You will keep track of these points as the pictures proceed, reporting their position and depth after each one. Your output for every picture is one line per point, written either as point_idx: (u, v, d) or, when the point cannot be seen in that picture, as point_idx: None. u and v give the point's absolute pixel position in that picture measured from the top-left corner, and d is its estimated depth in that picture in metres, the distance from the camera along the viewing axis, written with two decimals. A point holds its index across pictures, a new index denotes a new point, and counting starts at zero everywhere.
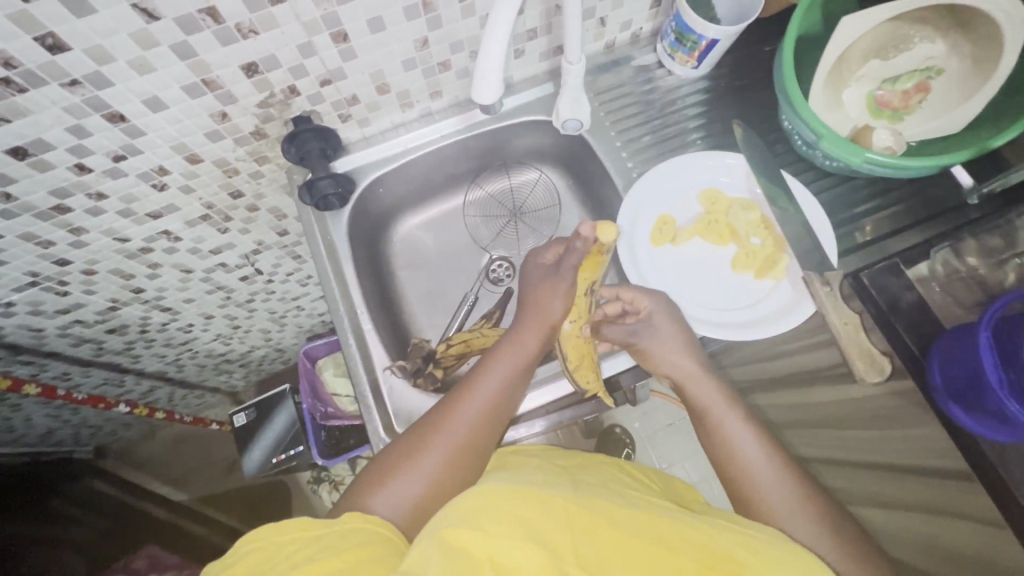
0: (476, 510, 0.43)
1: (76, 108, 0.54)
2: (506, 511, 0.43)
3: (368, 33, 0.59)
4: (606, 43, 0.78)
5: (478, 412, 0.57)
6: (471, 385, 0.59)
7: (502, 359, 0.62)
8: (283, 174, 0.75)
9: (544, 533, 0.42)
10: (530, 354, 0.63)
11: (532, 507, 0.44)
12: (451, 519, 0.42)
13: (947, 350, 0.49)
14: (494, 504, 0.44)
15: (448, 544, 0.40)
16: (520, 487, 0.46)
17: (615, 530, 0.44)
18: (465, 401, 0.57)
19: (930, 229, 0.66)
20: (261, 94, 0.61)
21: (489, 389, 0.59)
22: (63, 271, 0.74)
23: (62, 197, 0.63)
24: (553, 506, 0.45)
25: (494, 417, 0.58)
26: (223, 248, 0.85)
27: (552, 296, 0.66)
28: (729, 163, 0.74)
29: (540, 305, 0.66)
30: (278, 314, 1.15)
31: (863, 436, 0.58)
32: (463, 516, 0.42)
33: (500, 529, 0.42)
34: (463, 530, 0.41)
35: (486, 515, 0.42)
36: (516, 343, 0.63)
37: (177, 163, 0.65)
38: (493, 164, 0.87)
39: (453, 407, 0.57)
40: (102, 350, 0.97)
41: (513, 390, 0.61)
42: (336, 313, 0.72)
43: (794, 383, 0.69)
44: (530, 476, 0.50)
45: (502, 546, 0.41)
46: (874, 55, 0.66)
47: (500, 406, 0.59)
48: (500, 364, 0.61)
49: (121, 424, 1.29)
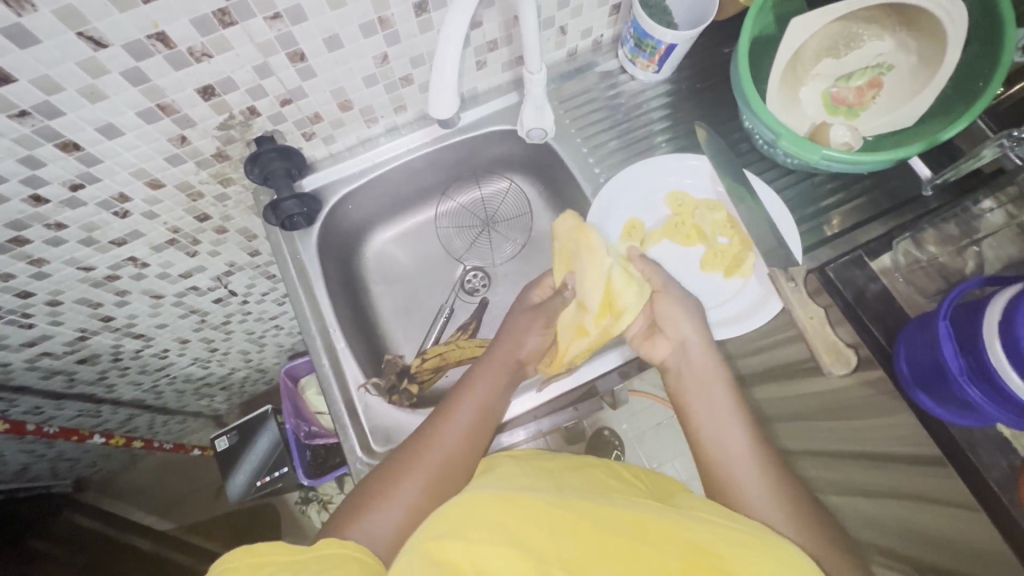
0: (458, 521, 0.43)
1: (27, 139, 0.53)
2: (488, 517, 0.43)
3: (325, 52, 0.59)
4: (568, 51, 0.79)
5: (458, 436, 0.57)
6: (446, 413, 0.59)
7: (477, 386, 0.62)
8: (249, 195, 0.74)
9: (528, 538, 0.42)
10: (505, 374, 0.64)
11: (513, 511, 0.44)
12: (435, 532, 0.42)
13: (917, 341, 0.51)
14: (478, 511, 0.44)
15: (430, 556, 0.40)
16: (504, 495, 0.46)
17: (601, 532, 0.43)
18: (439, 432, 0.57)
19: (894, 220, 0.67)
20: (220, 117, 0.61)
21: (461, 418, 0.58)
22: (25, 303, 0.72)
23: (19, 229, 0.62)
24: (537, 510, 0.44)
25: (474, 444, 0.57)
26: (194, 271, 0.84)
27: (530, 328, 0.68)
28: (692, 164, 0.75)
29: (518, 333, 0.67)
30: (255, 334, 1.14)
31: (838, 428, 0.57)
32: (449, 528, 0.42)
33: (482, 536, 0.41)
34: (448, 542, 0.41)
35: (469, 525, 0.42)
36: (490, 368, 0.64)
37: (137, 189, 0.64)
38: (463, 175, 0.87)
39: (430, 438, 0.56)
40: (74, 382, 0.95)
41: (490, 419, 0.60)
42: (308, 332, 0.72)
43: (767, 375, 0.67)
44: (515, 483, 0.49)
45: (485, 553, 0.40)
46: (826, 54, 0.67)
47: (478, 436, 0.58)
48: (475, 390, 0.61)
49: (100, 455, 1.27)
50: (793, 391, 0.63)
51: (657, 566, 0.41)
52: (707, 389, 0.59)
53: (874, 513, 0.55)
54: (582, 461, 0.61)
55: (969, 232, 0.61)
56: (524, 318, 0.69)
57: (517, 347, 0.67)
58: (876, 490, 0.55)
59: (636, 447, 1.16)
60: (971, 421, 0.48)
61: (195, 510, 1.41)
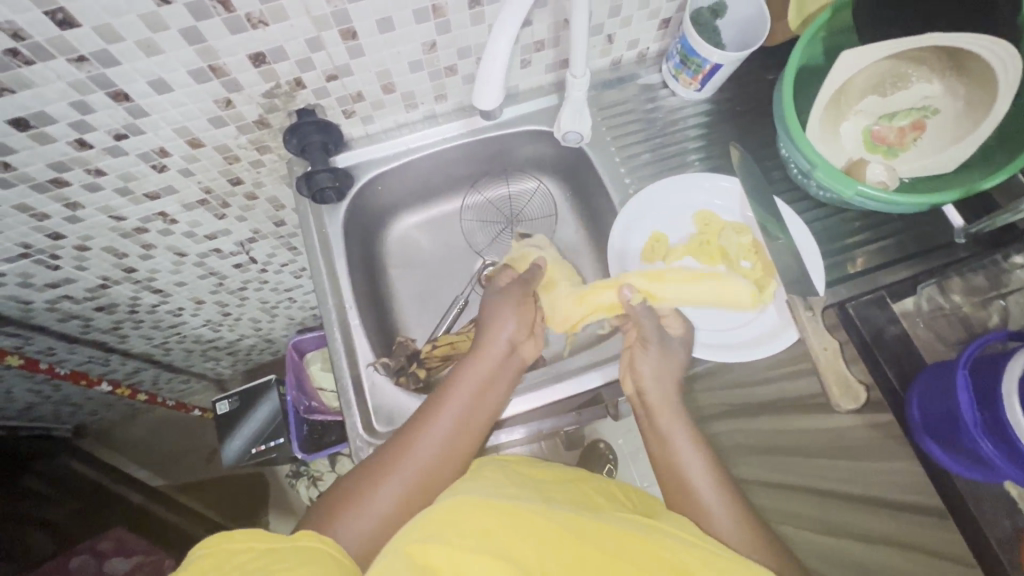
0: (446, 525, 0.44)
1: (82, 84, 0.54)
2: (474, 525, 0.44)
3: (377, 33, 0.60)
4: (612, 60, 0.80)
5: (434, 448, 0.56)
6: (427, 417, 0.58)
7: (465, 379, 0.61)
8: (283, 165, 0.75)
9: (513, 548, 0.43)
10: (489, 375, 0.63)
11: (500, 521, 0.45)
12: (418, 536, 0.43)
13: (935, 389, 0.51)
14: (465, 518, 0.44)
15: (414, 559, 0.41)
16: (493, 502, 0.46)
17: (582, 544, 0.44)
18: (412, 444, 0.56)
19: (919, 265, 0.66)
20: (267, 84, 0.62)
21: (441, 428, 0.57)
22: (55, 245, 0.74)
23: (60, 171, 0.63)
24: (521, 521, 0.45)
25: (454, 450, 0.57)
26: (219, 234, 0.86)
27: (518, 317, 0.68)
28: (724, 186, 0.75)
29: (500, 328, 0.67)
30: (269, 304, 1.15)
31: (820, 464, 0.57)
32: (433, 533, 0.43)
33: (468, 544, 0.42)
34: (432, 548, 0.42)
35: (457, 530, 0.43)
36: (476, 368, 0.63)
37: (178, 146, 0.66)
38: (492, 171, 0.87)
39: (403, 446, 0.56)
40: (90, 328, 0.97)
41: (477, 423, 0.60)
42: (325, 306, 0.72)
43: (752, 409, 0.66)
44: (503, 489, 0.50)
45: (470, 561, 0.41)
46: (871, 91, 0.67)
47: (460, 445, 0.57)
48: (456, 397, 0.60)
49: (103, 403, 1.30)
50: (785, 424, 0.61)
51: None
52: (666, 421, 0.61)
53: (863, 557, 0.51)
54: (574, 474, 0.60)
55: (996, 286, 0.60)
56: (506, 308, 0.69)
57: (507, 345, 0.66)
58: (856, 537, 0.52)
59: (630, 463, 1.16)
60: (984, 475, 0.47)
61: (188, 470, 1.43)
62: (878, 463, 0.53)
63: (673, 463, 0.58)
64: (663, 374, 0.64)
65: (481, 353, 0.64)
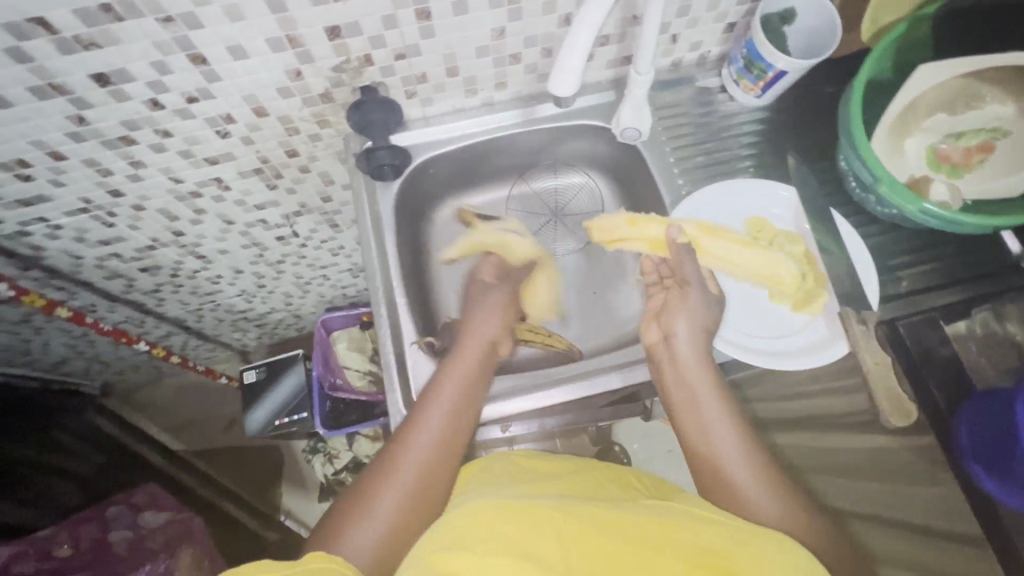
0: (462, 533, 0.44)
1: (165, 44, 0.56)
2: (491, 527, 0.44)
3: (450, 15, 0.61)
4: (673, 60, 0.79)
5: (432, 445, 0.57)
6: (419, 418, 0.59)
7: (450, 377, 0.63)
8: (340, 141, 0.76)
9: (533, 546, 0.43)
10: (472, 370, 0.65)
11: (515, 517, 0.45)
12: (438, 545, 0.43)
13: (983, 419, 0.53)
14: (481, 522, 0.45)
15: (437, 567, 0.41)
16: (502, 504, 0.46)
17: (597, 537, 0.44)
18: (408, 446, 0.56)
19: (976, 288, 0.65)
20: (337, 58, 0.63)
21: (433, 426, 0.58)
22: (114, 202, 0.76)
23: (131, 129, 0.65)
24: (541, 517, 0.45)
25: (449, 446, 0.58)
26: (268, 205, 0.87)
27: (496, 317, 0.71)
28: (782, 195, 0.75)
29: (479, 329, 0.69)
30: (303, 279, 1.17)
31: (871, 490, 0.54)
32: (451, 541, 0.43)
33: (489, 547, 0.42)
34: (452, 557, 0.42)
35: (473, 536, 0.43)
36: (456, 365, 0.64)
37: (244, 113, 0.67)
38: (542, 163, 0.87)
39: (398, 451, 0.56)
40: (131, 288, 0.99)
41: (467, 414, 0.61)
42: (371, 282, 0.73)
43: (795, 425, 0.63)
44: (515, 490, 0.50)
45: (492, 563, 0.41)
46: (941, 109, 0.65)
47: (453, 437, 0.58)
48: (444, 390, 0.61)
49: (133, 364, 1.32)
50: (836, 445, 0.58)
51: (662, 571, 0.42)
52: (696, 410, 0.58)
53: None
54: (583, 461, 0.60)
55: None
56: (486, 306, 0.73)
57: (485, 339, 0.68)
58: (903, 559, 0.51)
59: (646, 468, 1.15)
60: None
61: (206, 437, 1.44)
62: (915, 487, 0.52)
63: (713, 458, 0.55)
64: (696, 358, 0.62)
65: (460, 352, 0.66)
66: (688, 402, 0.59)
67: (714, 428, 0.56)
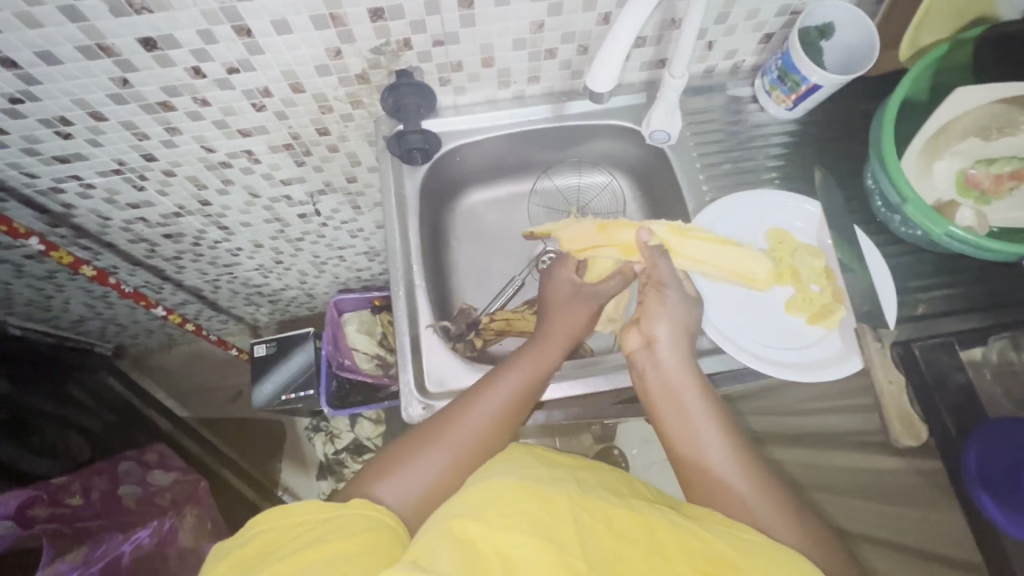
0: (483, 503, 0.44)
1: (213, 14, 0.57)
2: (512, 503, 0.44)
3: (492, 5, 0.62)
4: (707, 67, 0.80)
5: (491, 416, 0.58)
6: (487, 387, 0.60)
7: (525, 357, 0.63)
8: (371, 123, 0.77)
9: (550, 527, 0.43)
10: (549, 358, 0.65)
11: (535, 499, 0.45)
12: (460, 510, 0.44)
13: (992, 445, 0.50)
14: (502, 495, 0.45)
15: (454, 533, 0.42)
16: (523, 483, 0.46)
17: (616, 538, 0.44)
18: (471, 410, 0.58)
19: (999, 316, 0.64)
20: (377, 40, 0.64)
21: (499, 398, 0.59)
22: (147, 166, 0.78)
23: (170, 95, 0.66)
24: (559, 504, 0.45)
25: (505, 422, 0.58)
26: (294, 181, 0.88)
27: (580, 309, 0.70)
28: (806, 209, 0.75)
29: (573, 320, 0.68)
30: (321, 259, 1.18)
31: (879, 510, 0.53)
32: (472, 507, 0.44)
33: (507, 522, 0.43)
34: (470, 522, 0.43)
35: (494, 508, 0.44)
36: (535, 347, 0.65)
37: (281, 88, 0.68)
38: (567, 160, 0.88)
39: (464, 410, 0.58)
40: (154, 253, 1.01)
41: (530, 399, 0.61)
42: (392, 263, 0.74)
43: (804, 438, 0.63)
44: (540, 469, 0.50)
45: (511, 541, 0.42)
46: (975, 133, 0.65)
47: (511, 415, 0.59)
48: (517, 368, 0.62)
49: (147, 329, 1.35)
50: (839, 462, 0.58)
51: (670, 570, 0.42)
52: (679, 420, 0.56)
53: None
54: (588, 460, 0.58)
55: None
56: (571, 302, 0.70)
57: (568, 330, 0.68)
58: None
59: None
60: None
61: (212, 407, 1.46)
62: (925, 513, 0.50)
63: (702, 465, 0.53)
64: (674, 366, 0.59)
65: (541, 336, 0.66)
66: (671, 402, 0.57)
67: (700, 434, 0.54)
